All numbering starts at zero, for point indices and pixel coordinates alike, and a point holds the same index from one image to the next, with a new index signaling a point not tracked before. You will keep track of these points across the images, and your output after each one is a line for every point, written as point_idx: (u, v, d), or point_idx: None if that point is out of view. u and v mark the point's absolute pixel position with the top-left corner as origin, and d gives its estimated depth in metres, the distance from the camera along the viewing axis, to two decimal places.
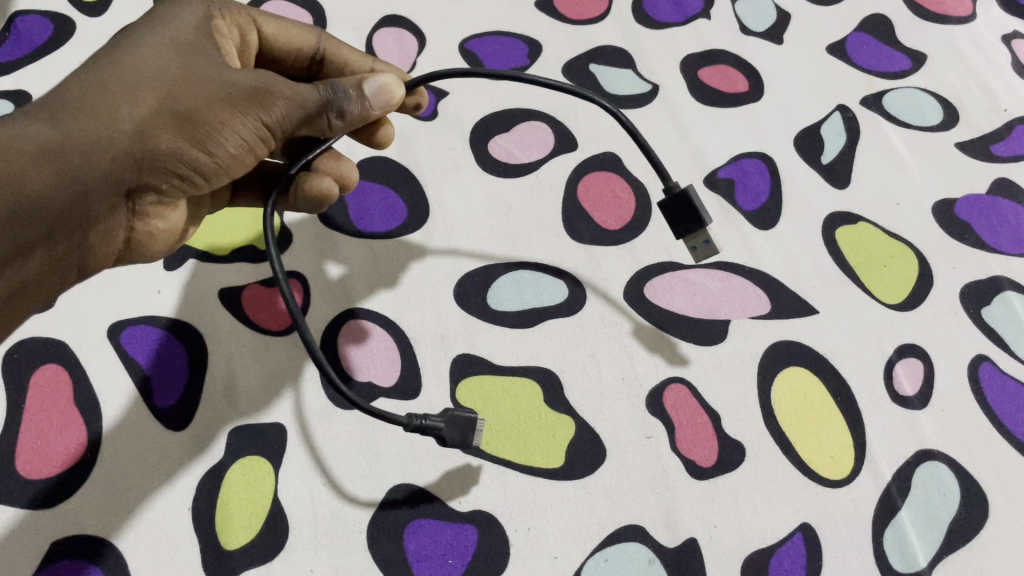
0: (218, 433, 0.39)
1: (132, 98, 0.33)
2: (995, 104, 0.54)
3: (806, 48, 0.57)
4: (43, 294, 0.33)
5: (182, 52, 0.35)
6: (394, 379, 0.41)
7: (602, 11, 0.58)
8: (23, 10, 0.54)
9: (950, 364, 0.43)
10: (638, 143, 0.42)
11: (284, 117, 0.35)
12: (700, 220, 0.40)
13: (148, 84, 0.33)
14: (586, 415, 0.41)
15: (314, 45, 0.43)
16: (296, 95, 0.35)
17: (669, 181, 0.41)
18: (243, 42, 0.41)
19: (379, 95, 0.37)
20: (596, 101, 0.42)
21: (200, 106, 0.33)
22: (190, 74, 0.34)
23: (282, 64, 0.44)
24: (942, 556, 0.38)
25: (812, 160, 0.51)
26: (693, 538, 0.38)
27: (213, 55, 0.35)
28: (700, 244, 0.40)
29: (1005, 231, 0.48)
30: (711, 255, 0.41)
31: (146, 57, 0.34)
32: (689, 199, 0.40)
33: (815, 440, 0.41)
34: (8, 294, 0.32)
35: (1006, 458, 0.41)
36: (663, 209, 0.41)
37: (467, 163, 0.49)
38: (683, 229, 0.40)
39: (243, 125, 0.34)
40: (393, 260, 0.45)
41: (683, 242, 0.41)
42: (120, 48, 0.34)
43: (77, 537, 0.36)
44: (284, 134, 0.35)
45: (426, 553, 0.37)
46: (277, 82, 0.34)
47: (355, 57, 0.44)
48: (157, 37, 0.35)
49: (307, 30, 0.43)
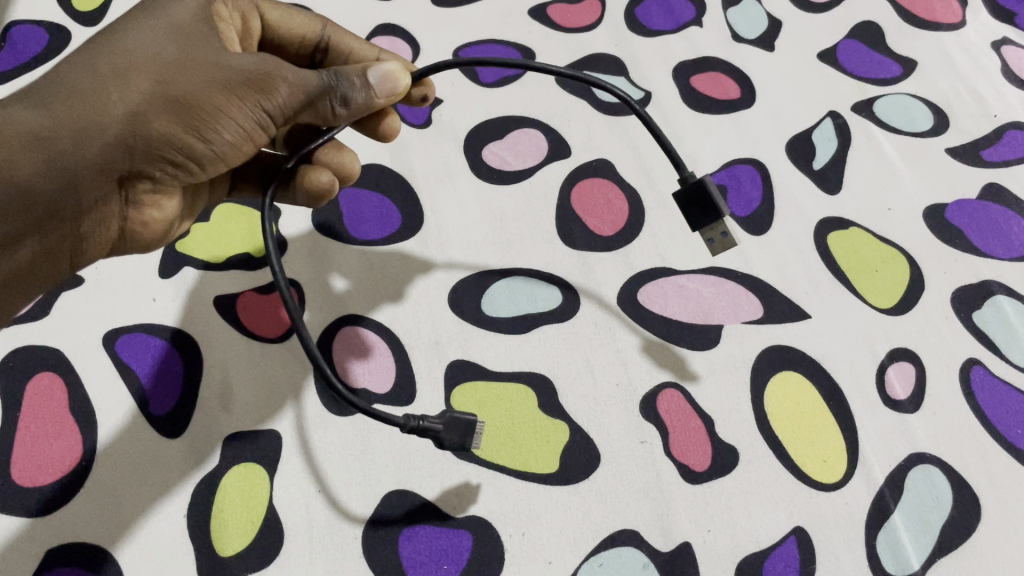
0: (213, 439, 0.39)
1: (126, 82, 0.33)
2: (985, 109, 0.55)
3: (797, 54, 0.57)
4: (39, 280, 0.35)
5: (180, 38, 0.35)
6: (389, 385, 0.42)
7: (594, 19, 0.58)
8: (19, 21, 0.54)
9: (942, 367, 0.44)
10: (650, 130, 0.41)
11: (286, 102, 0.34)
12: (716, 210, 0.39)
13: (144, 69, 0.33)
14: (580, 420, 0.41)
15: (318, 33, 0.44)
16: (298, 80, 0.34)
17: (686, 170, 0.40)
18: (245, 27, 0.41)
19: (384, 83, 0.37)
20: (608, 88, 0.40)
21: (196, 91, 0.33)
22: (187, 58, 0.34)
23: (286, 52, 0.44)
24: (934, 559, 0.38)
25: (803, 165, 0.51)
26: (687, 542, 0.38)
27: (212, 39, 0.36)
28: (717, 236, 0.40)
29: (996, 235, 0.49)
30: (729, 248, 0.41)
31: (145, 42, 0.34)
32: (705, 191, 0.39)
33: (809, 444, 0.41)
34: (8, 279, 0.33)
35: (998, 461, 0.41)
36: (677, 199, 0.41)
37: (461, 170, 0.50)
38: (699, 221, 0.40)
39: (240, 111, 0.34)
40: (388, 268, 0.45)
41: (699, 235, 0.41)
42: (118, 33, 0.35)
43: (73, 544, 0.36)
44: (285, 119, 0.35)
45: (421, 559, 0.37)
46: (279, 66, 0.34)
47: (360, 46, 0.44)
48: (155, 23, 0.35)
49: (311, 18, 0.44)
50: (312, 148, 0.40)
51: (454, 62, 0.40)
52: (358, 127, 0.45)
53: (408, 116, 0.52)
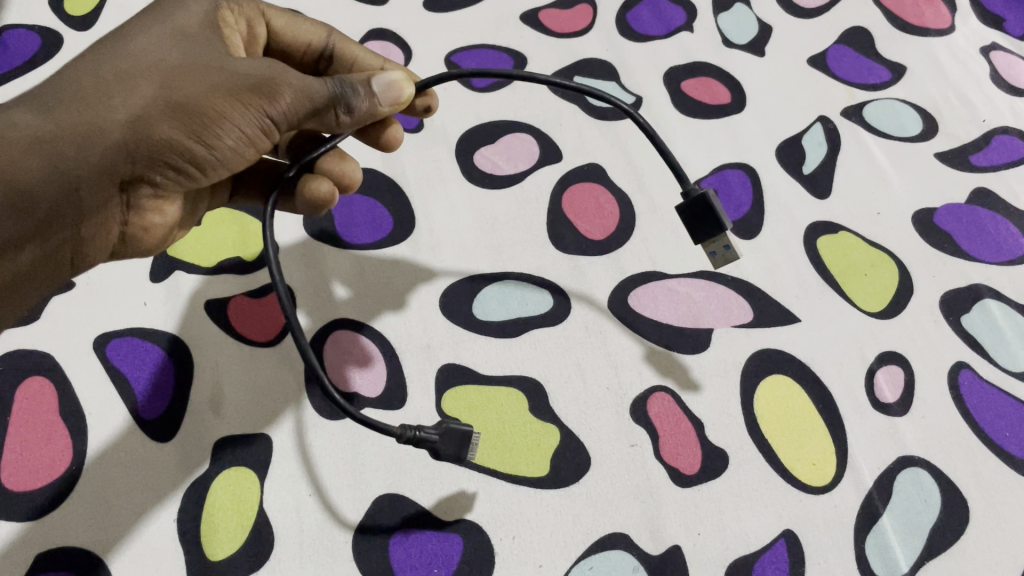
0: (203, 445, 0.39)
1: (131, 87, 0.33)
2: (973, 114, 0.55)
3: (788, 60, 0.58)
4: (38, 283, 0.34)
5: (184, 43, 0.35)
6: (380, 389, 0.42)
7: (586, 24, 0.59)
8: (11, 25, 0.54)
9: (930, 371, 0.44)
10: (653, 142, 0.41)
11: (289, 109, 0.34)
12: (719, 223, 0.39)
13: (147, 74, 0.33)
14: (570, 424, 0.41)
15: (324, 41, 0.44)
16: (303, 87, 0.34)
17: (688, 183, 0.40)
18: (251, 33, 0.41)
19: (389, 91, 0.37)
20: (602, 96, 0.40)
21: (199, 96, 0.33)
22: (192, 63, 0.34)
23: (291, 59, 0.45)
24: (922, 561, 0.39)
25: (793, 170, 0.52)
26: (677, 545, 0.38)
27: (217, 46, 0.36)
28: (720, 249, 0.40)
29: (984, 240, 0.49)
30: (731, 261, 0.41)
31: (149, 47, 0.34)
32: (707, 204, 0.39)
33: (798, 447, 0.41)
34: (6, 285, 0.33)
35: (987, 464, 0.41)
36: (681, 213, 0.41)
37: (453, 175, 0.50)
38: (701, 234, 0.40)
39: (242, 116, 0.34)
40: (382, 275, 0.46)
41: (701, 248, 0.41)
42: (122, 38, 0.35)
43: (64, 549, 0.36)
44: (288, 126, 0.35)
45: (412, 563, 0.37)
46: (284, 73, 0.34)
47: (364, 55, 0.44)
48: (161, 29, 0.35)
49: (317, 26, 0.44)
50: (315, 157, 0.39)
51: (457, 73, 0.40)
52: (359, 135, 0.45)
53: (401, 121, 0.52)
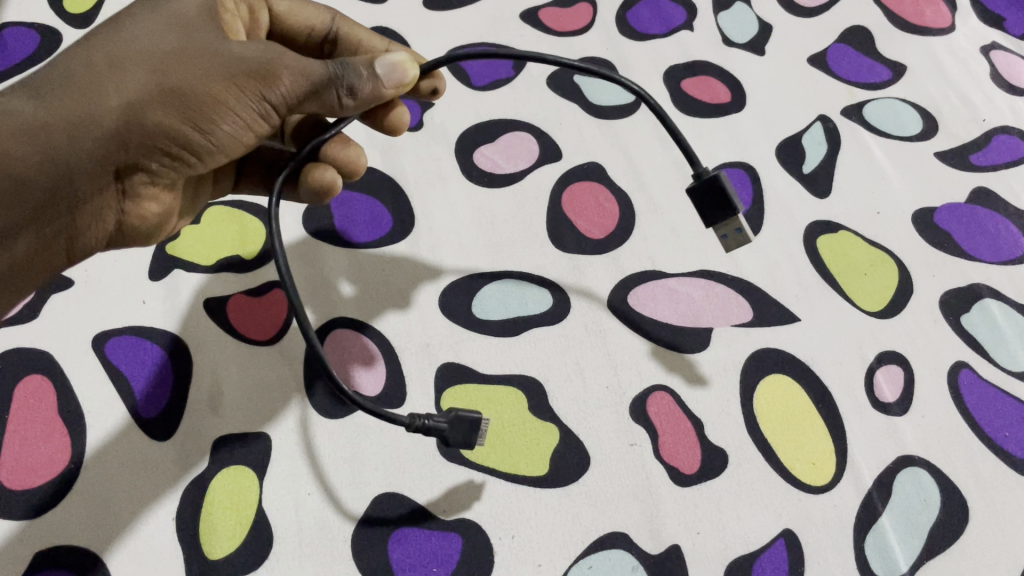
0: (202, 444, 0.39)
1: (127, 74, 0.33)
2: (973, 114, 0.55)
3: (788, 59, 0.57)
4: (40, 269, 0.35)
5: (180, 30, 0.35)
6: (379, 389, 0.42)
7: (585, 23, 0.59)
8: (11, 23, 0.54)
9: (930, 371, 0.44)
10: (665, 123, 0.41)
11: (288, 91, 0.34)
12: (732, 206, 0.39)
13: (143, 61, 0.33)
14: (569, 423, 0.41)
15: (327, 23, 0.44)
16: (301, 69, 0.34)
17: (699, 166, 0.40)
18: (253, 19, 0.41)
19: (392, 73, 0.36)
20: (613, 79, 0.41)
21: (195, 82, 0.33)
22: (187, 49, 0.34)
23: (295, 44, 0.45)
24: (922, 561, 0.39)
25: (793, 169, 0.52)
26: (676, 544, 0.38)
27: (214, 31, 0.36)
28: (732, 232, 0.40)
29: (983, 239, 0.49)
30: (742, 244, 0.41)
31: (145, 34, 0.34)
32: (720, 186, 0.39)
33: (797, 447, 0.41)
34: (8, 269, 0.33)
35: (986, 463, 0.41)
36: (692, 195, 0.40)
37: (452, 174, 0.50)
38: (713, 217, 0.40)
39: (239, 101, 0.34)
40: (382, 275, 0.45)
41: (713, 231, 0.41)
42: (118, 26, 0.35)
43: (63, 547, 0.36)
44: (287, 109, 0.35)
45: (411, 562, 0.37)
46: (282, 55, 0.34)
47: (368, 37, 0.44)
48: (158, 16, 0.35)
49: (319, 10, 0.44)
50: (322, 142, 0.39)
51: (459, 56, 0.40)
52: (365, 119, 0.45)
53: None
